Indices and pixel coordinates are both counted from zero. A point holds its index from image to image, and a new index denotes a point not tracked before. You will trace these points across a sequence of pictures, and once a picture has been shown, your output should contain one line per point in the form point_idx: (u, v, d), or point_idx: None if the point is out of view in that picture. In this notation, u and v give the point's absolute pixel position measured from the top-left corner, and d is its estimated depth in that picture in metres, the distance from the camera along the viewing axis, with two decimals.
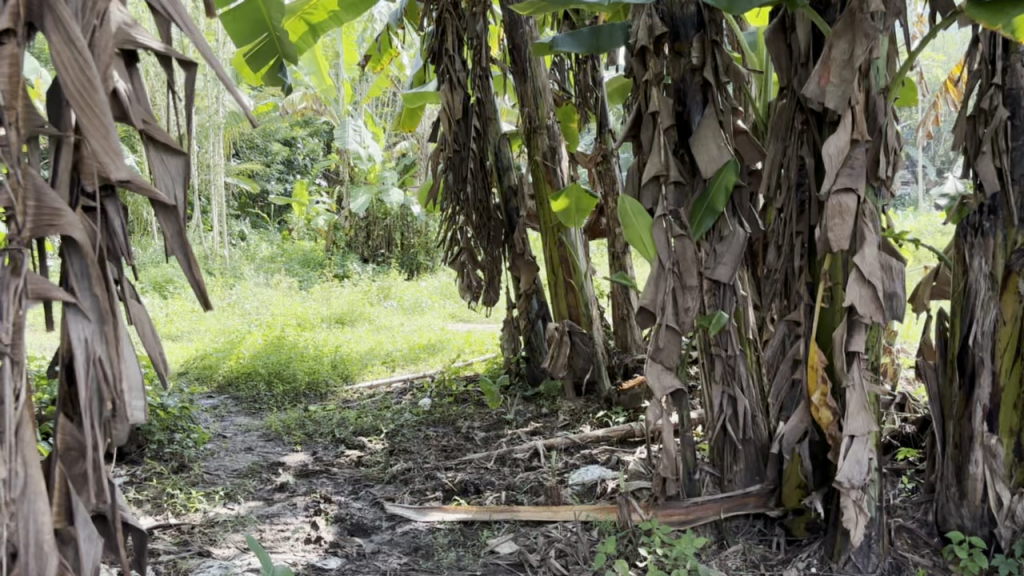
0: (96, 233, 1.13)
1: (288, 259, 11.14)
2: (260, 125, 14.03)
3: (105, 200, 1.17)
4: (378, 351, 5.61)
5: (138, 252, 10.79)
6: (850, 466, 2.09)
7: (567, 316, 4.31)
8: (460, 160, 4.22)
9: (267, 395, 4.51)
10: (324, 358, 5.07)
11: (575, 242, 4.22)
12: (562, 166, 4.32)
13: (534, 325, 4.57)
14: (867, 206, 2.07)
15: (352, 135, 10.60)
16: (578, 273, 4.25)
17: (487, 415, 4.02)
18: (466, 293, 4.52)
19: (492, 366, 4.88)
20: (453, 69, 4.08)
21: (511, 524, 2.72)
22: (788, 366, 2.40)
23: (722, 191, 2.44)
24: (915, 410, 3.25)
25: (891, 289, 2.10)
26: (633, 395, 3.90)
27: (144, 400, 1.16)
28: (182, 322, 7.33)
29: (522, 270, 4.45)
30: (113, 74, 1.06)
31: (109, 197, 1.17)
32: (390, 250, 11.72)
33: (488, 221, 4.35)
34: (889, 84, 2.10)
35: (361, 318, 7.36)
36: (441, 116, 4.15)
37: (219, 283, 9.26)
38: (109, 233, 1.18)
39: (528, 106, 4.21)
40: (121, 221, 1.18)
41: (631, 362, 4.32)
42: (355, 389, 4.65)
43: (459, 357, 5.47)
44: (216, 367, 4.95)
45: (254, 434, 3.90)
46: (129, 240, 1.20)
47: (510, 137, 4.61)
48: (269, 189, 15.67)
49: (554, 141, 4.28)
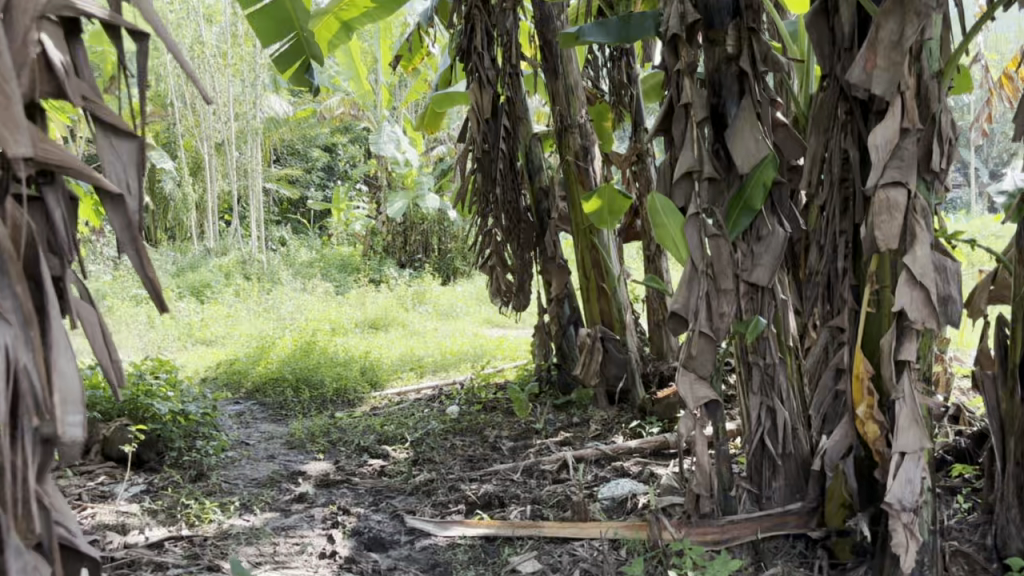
0: (21, 223, 0.90)
1: (326, 264, 11.15)
2: (300, 131, 14.13)
3: (44, 186, 0.95)
4: (408, 356, 5.51)
5: (179, 257, 10.88)
6: (900, 486, 1.90)
7: (599, 321, 4.16)
8: (489, 160, 4.10)
9: (294, 401, 4.43)
10: (352, 363, 4.98)
11: (609, 245, 4.06)
12: (595, 166, 4.17)
13: (566, 331, 4.43)
14: (919, 200, 1.89)
15: (389, 141, 10.58)
16: (611, 277, 4.08)
17: (516, 424, 3.88)
18: (496, 298, 4.39)
19: (523, 372, 4.74)
20: (482, 66, 3.94)
21: (534, 541, 2.58)
22: (831, 376, 2.21)
23: (760, 187, 2.28)
24: (970, 423, 3.05)
25: (946, 292, 1.91)
26: (668, 405, 3.72)
27: (82, 415, 0.90)
28: (217, 327, 7.34)
29: (554, 274, 4.31)
30: (39, 41, 0.89)
31: (48, 184, 0.96)
32: (427, 255, 11.69)
33: (519, 224, 4.20)
34: (943, 68, 1.93)
35: (394, 323, 7.29)
36: (470, 115, 4.04)
37: (256, 288, 9.27)
38: (49, 226, 0.97)
39: (560, 104, 4.08)
40: (62, 213, 0.98)
41: (666, 370, 4.12)
42: (383, 395, 4.55)
43: (490, 363, 5.34)
44: (244, 372, 4.88)
45: (277, 441, 3.82)
46: (73, 235, 0.99)
47: (542, 137, 4.47)
48: (309, 194, 15.76)
49: (587, 139, 4.14)
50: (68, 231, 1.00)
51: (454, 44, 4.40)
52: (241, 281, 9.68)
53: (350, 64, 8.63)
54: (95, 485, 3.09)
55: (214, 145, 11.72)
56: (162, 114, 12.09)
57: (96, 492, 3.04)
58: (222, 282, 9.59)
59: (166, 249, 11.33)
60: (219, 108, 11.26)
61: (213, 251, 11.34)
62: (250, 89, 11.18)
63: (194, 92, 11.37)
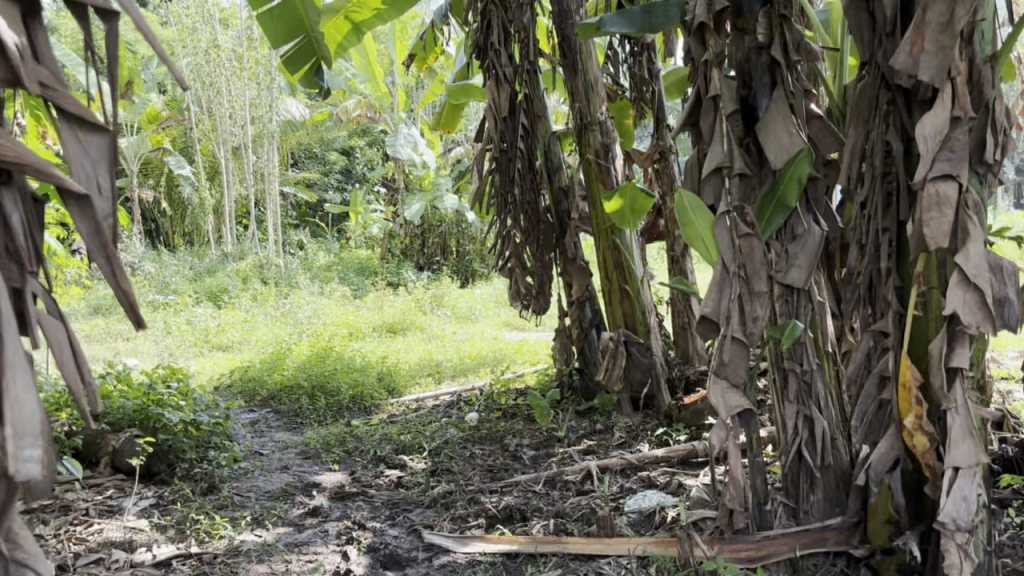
0: None
1: (344, 267, 11.07)
2: (317, 134, 14.08)
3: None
4: (426, 361, 5.40)
5: (197, 262, 10.86)
6: (954, 504, 1.75)
7: (622, 324, 4.01)
8: (507, 160, 3.97)
9: (310, 409, 4.32)
10: (369, 369, 4.88)
11: (631, 246, 3.92)
12: (617, 165, 4.04)
13: (588, 334, 4.30)
14: (971, 195, 1.75)
15: (406, 143, 10.49)
16: (634, 279, 3.94)
17: (538, 432, 3.76)
18: (515, 301, 4.27)
19: (544, 377, 4.62)
20: (498, 63, 3.86)
21: (558, 558, 2.45)
22: (875, 385, 2.07)
23: (795, 183, 2.15)
24: (1016, 429, 2.90)
25: (1002, 293, 1.75)
26: (696, 411, 3.58)
27: (37, 449, 0.78)
28: (234, 332, 7.26)
29: (574, 276, 4.18)
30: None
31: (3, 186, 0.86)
32: (446, 258, 11.62)
33: (538, 225, 4.09)
34: (996, 53, 1.78)
35: (412, 327, 7.18)
36: (487, 114, 3.93)
37: (273, 292, 9.20)
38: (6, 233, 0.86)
39: (579, 101, 3.95)
40: (19, 218, 0.87)
41: (693, 375, 3.98)
42: (400, 402, 4.44)
43: (511, 368, 5.22)
44: (259, 379, 4.79)
45: (292, 451, 3.72)
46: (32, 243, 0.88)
47: (561, 135, 4.35)
48: (327, 197, 15.72)
49: (607, 137, 4.00)
50: (28, 239, 0.89)
51: (469, 41, 4.28)
52: (258, 286, 9.61)
53: (366, 66, 8.53)
54: (103, 499, 3.01)
55: (231, 150, 11.68)
56: (178, 119, 12.07)
57: (104, 507, 2.95)
58: (240, 287, 9.53)
59: (184, 255, 11.31)
60: (236, 112, 11.22)
61: (231, 255, 11.30)
62: (265, 92, 11.12)
63: (210, 96, 11.34)
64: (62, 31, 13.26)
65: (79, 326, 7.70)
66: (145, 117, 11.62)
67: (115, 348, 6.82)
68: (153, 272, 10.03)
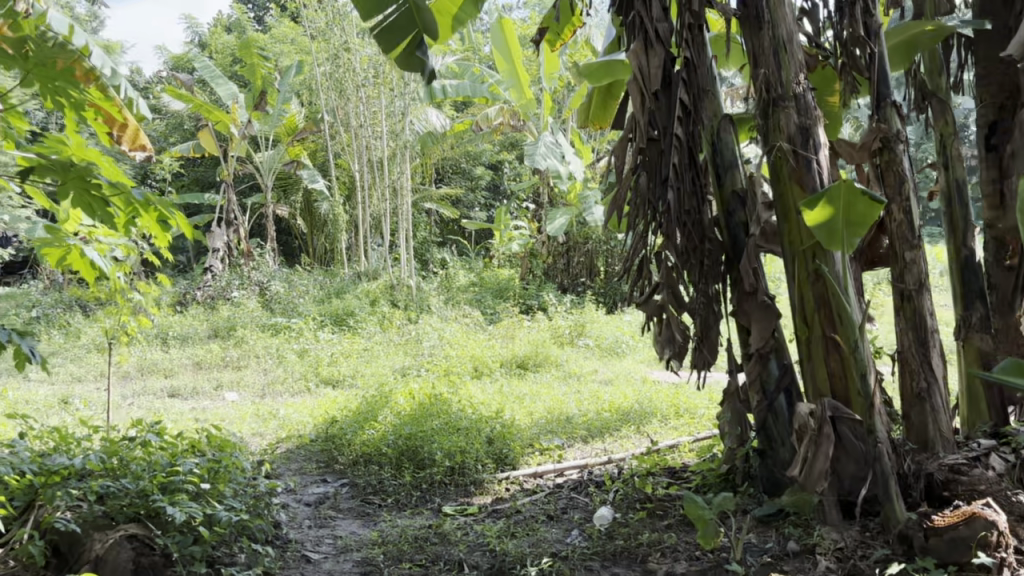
0: None
1: (483, 288, 10.17)
2: (463, 148, 13.37)
3: None
4: (554, 414, 4.29)
5: (326, 282, 10.25)
6: None
7: (828, 394, 2.69)
8: (658, 152, 2.85)
9: (392, 485, 3.31)
10: (477, 427, 3.78)
11: (844, 275, 2.59)
12: (821, 158, 2.69)
13: (774, 402, 2.92)
14: None
15: (545, 152, 9.55)
16: (848, 325, 2.56)
17: (699, 553, 2.54)
18: (667, 351, 3.07)
19: (707, 455, 3.39)
20: (649, 16, 2.75)
21: None
22: None
23: None
24: None
25: None
26: (954, 542, 2.26)
27: None
28: (345, 363, 6.43)
29: (753, 318, 2.89)
30: None
31: None
32: (592, 279, 10.60)
33: (700, 244, 2.90)
34: None
35: (546, 362, 6.10)
36: (632, 90, 2.84)
37: (399, 316, 8.38)
38: None
39: (764, 66, 2.70)
40: None
41: (938, 474, 2.64)
42: (511, 480, 3.35)
43: (661, 434, 3.98)
44: (342, 437, 3.82)
45: (350, 560, 2.68)
46: None
47: (738, 122, 3.12)
48: (472, 213, 14.94)
49: (807, 118, 2.68)
50: None
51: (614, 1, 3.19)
52: (387, 308, 8.80)
53: (510, 71, 7.60)
54: None
55: (367, 164, 11.12)
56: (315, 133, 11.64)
57: None
58: (368, 308, 8.71)
59: (316, 275, 10.75)
60: (373, 123, 10.65)
61: (363, 275, 10.69)
62: (400, 101, 10.48)
63: (345, 106, 10.82)
64: (212, 46, 13.29)
65: (193, 351, 7.14)
66: (282, 128, 11.24)
67: (218, 379, 6.15)
68: (281, 292, 9.45)
